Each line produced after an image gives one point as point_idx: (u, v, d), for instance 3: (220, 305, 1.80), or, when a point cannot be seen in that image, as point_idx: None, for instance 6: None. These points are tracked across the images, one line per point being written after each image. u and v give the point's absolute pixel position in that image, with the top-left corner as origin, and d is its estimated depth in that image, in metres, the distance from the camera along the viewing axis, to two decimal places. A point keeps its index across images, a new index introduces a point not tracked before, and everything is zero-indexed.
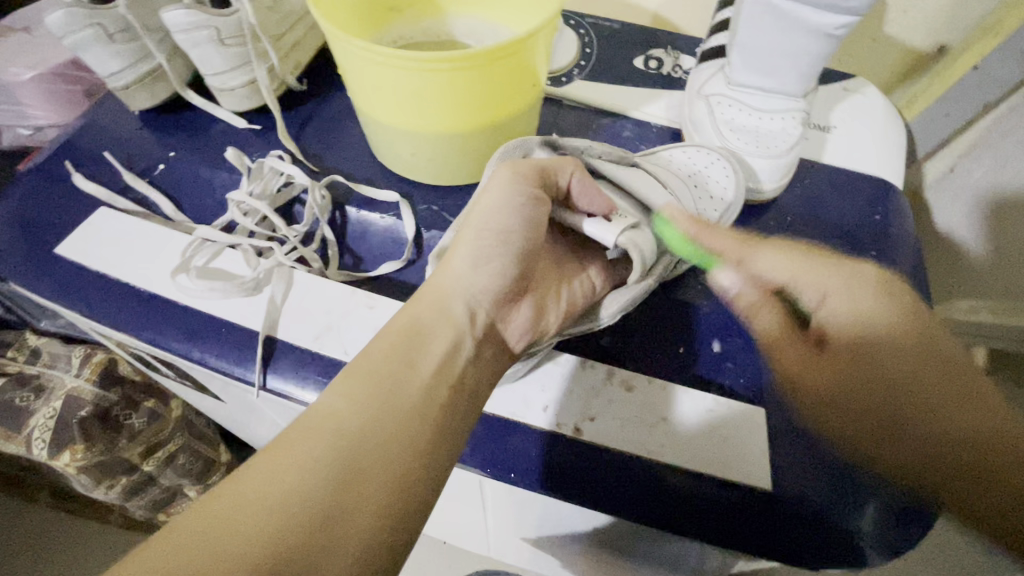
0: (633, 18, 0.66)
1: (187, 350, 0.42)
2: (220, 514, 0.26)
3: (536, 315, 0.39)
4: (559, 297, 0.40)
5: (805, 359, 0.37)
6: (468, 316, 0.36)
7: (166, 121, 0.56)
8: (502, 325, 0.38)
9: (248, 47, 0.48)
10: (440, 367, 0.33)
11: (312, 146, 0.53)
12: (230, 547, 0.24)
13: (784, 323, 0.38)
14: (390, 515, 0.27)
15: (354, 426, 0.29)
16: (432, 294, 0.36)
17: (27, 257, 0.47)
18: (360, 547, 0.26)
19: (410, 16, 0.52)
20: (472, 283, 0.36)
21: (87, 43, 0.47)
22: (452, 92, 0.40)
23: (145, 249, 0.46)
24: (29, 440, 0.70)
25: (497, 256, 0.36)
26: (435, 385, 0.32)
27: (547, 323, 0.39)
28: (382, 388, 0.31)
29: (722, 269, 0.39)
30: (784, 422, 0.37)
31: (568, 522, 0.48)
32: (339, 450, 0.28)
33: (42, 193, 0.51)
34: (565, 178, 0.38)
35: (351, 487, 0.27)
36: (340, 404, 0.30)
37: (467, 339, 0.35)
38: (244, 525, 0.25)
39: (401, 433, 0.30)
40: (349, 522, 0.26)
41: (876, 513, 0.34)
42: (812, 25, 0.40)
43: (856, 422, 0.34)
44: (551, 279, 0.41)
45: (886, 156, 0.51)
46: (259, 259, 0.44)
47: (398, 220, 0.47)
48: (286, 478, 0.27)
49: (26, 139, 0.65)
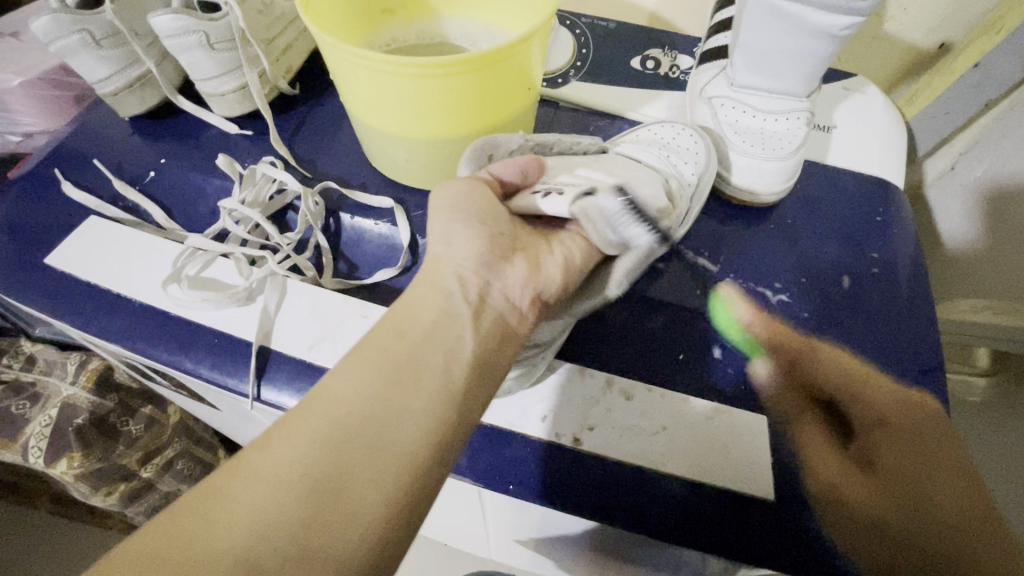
0: (629, 17, 0.65)
1: (179, 362, 0.41)
2: (231, 493, 0.26)
3: (532, 271, 0.36)
4: (552, 252, 0.37)
5: (829, 449, 0.36)
6: (458, 285, 0.34)
7: (157, 126, 0.55)
8: (498, 288, 0.35)
9: (238, 52, 0.47)
10: (432, 332, 0.32)
11: (305, 152, 0.52)
12: (242, 523, 0.25)
13: (819, 430, 0.37)
14: (392, 497, 0.26)
15: (355, 403, 0.28)
16: (424, 272, 0.35)
17: (15, 268, 0.47)
18: (358, 530, 0.25)
19: (403, 18, 0.51)
20: (456, 255, 0.35)
21: (74, 50, 0.46)
22: (445, 97, 0.39)
23: (136, 259, 0.45)
24: (24, 448, 0.69)
25: (463, 224, 0.35)
26: (436, 353, 0.31)
27: (545, 277, 0.36)
28: (384, 364, 0.30)
29: (763, 359, 0.40)
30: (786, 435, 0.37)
31: (570, 528, 0.47)
32: (340, 428, 0.27)
33: (31, 201, 0.51)
34: (486, 172, 0.38)
35: (349, 468, 0.27)
36: (341, 380, 0.29)
37: (458, 306, 0.33)
38: (254, 502, 0.25)
39: (402, 411, 0.28)
40: (349, 502, 0.26)
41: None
42: (815, 25, 0.39)
43: (879, 493, 0.34)
44: (540, 241, 0.38)
45: (887, 156, 0.51)
46: (251, 268, 0.44)
47: (392, 227, 0.47)
48: (284, 458, 0.26)
49: (15, 146, 0.65)
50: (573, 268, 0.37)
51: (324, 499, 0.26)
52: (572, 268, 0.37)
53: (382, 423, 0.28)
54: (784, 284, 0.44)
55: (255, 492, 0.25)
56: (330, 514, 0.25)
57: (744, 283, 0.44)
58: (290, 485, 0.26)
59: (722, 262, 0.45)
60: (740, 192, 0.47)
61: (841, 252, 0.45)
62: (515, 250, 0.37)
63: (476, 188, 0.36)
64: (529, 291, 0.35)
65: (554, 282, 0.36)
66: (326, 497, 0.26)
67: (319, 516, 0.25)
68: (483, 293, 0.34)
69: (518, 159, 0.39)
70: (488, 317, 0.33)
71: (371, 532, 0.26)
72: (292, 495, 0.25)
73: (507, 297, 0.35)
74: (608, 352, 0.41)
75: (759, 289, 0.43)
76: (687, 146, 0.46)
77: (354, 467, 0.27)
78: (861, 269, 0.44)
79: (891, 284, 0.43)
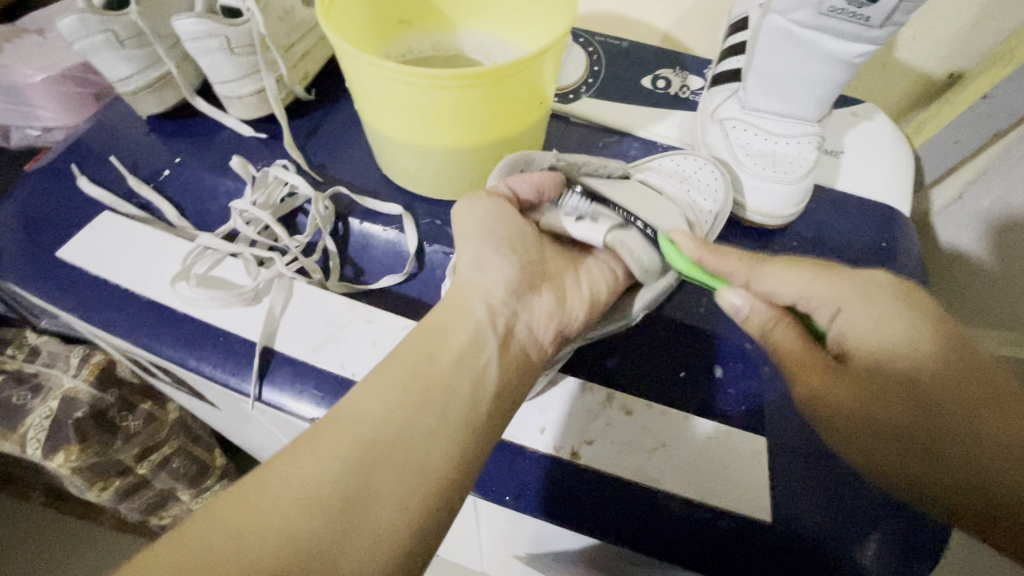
0: (642, 37, 0.66)
1: (183, 359, 0.41)
2: (246, 507, 0.25)
3: (559, 305, 0.38)
4: (578, 287, 0.39)
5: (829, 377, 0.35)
6: (488, 313, 0.35)
7: (174, 126, 0.56)
8: (524, 316, 0.36)
9: (257, 56, 0.48)
10: (460, 358, 0.32)
11: (318, 156, 0.52)
12: (252, 543, 0.24)
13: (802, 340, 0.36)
14: (419, 516, 0.27)
15: (388, 420, 0.29)
16: (455, 294, 0.35)
17: (27, 259, 0.47)
18: (374, 556, 0.25)
19: (420, 31, 0.52)
20: (486, 282, 0.36)
21: (98, 48, 0.47)
22: (457, 109, 0.40)
23: (146, 255, 0.46)
24: (23, 439, 0.69)
25: (497, 253, 0.36)
26: (463, 384, 0.31)
27: (571, 314, 0.37)
28: (417, 384, 0.30)
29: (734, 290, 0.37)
30: (793, 452, 0.37)
31: (564, 542, 0.47)
32: (358, 449, 0.27)
33: (46, 195, 0.51)
34: (504, 185, 0.38)
35: (381, 483, 0.27)
36: (368, 399, 0.29)
37: (488, 336, 0.34)
38: (269, 519, 0.25)
39: (423, 438, 0.29)
40: (379, 516, 0.26)
41: (880, 549, 0.33)
42: (830, 51, 0.40)
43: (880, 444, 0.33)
44: (567, 271, 0.40)
45: (895, 183, 0.51)
46: (259, 268, 0.44)
47: (400, 233, 0.47)
48: (310, 477, 0.26)
49: (36, 139, 0.65)
50: (596, 304, 0.39)
51: (355, 513, 0.26)
52: (597, 304, 0.39)
53: (414, 442, 0.28)
54: None
55: (288, 499, 0.26)
56: (361, 525, 0.26)
57: None
58: (325, 496, 0.26)
59: None
60: (755, 216, 0.47)
61: None
62: (543, 281, 0.38)
63: (504, 208, 0.37)
64: (553, 326, 0.37)
65: (577, 319, 0.38)
66: (358, 511, 0.26)
67: (335, 540, 0.25)
68: (511, 324, 0.35)
69: (537, 174, 0.39)
70: (515, 349, 0.35)
71: (396, 548, 0.26)
72: (325, 504, 0.26)
73: (532, 329, 0.36)
74: (611, 367, 0.41)
75: None
76: (706, 178, 0.46)
77: (386, 482, 0.27)
78: None
79: None
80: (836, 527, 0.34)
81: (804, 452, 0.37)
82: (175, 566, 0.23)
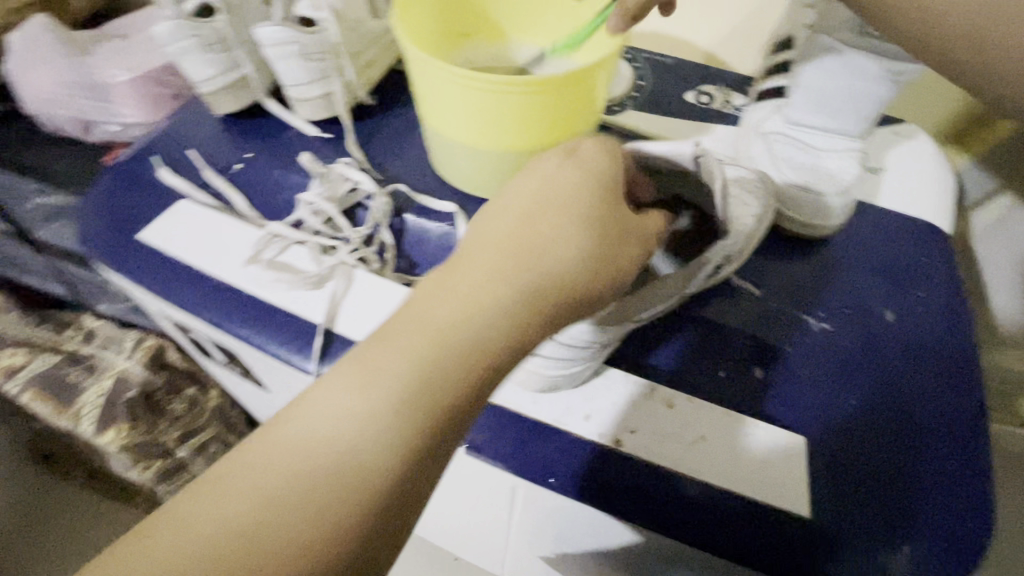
0: (685, 55, 0.69)
1: (251, 336, 0.45)
2: (243, 480, 0.27)
3: (595, 259, 0.33)
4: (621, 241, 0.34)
5: None
6: (520, 267, 0.31)
7: (245, 125, 0.61)
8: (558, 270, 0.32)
9: (329, 62, 0.52)
10: (476, 323, 0.30)
11: (377, 156, 0.56)
12: (248, 510, 0.26)
13: None
14: (407, 486, 0.28)
15: (359, 406, 0.28)
16: (484, 248, 0.32)
17: (112, 241, 0.51)
18: (357, 518, 0.27)
19: (477, 43, 0.56)
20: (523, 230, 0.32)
21: (188, 51, 0.52)
22: (516, 114, 0.43)
23: (220, 240, 0.49)
24: (77, 415, 0.73)
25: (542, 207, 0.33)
26: (469, 341, 0.29)
27: (606, 268, 0.33)
28: (414, 358, 0.29)
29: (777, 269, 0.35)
30: (832, 451, 0.38)
31: (594, 538, 0.48)
32: (353, 418, 0.28)
33: (129, 183, 0.56)
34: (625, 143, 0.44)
35: (363, 461, 0.27)
36: (377, 357, 0.29)
37: (508, 295, 0.30)
38: (265, 486, 0.27)
39: (420, 404, 0.28)
40: (361, 491, 0.27)
41: (914, 553, 0.34)
42: (874, 69, 0.42)
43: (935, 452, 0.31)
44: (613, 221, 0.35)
45: (936, 201, 0.52)
46: (323, 256, 0.47)
47: (453, 229, 0.50)
48: (309, 448, 0.27)
49: (113, 134, 0.71)
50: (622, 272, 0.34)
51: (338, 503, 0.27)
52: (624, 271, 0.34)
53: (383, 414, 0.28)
54: (825, 311, 0.45)
55: (276, 493, 0.26)
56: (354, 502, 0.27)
57: (785, 307, 0.45)
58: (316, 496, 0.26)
59: (766, 286, 0.46)
60: (795, 227, 0.48)
61: (886, 290, 0.46)
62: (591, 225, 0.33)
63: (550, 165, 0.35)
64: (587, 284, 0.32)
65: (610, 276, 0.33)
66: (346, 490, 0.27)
67: (324, 512, 0.26)
68: (535, 273, 0.31)
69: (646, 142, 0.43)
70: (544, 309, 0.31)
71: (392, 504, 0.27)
72: (320, 496, 0.26)
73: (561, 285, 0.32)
74: (653, 362, 0.42)
75: (801, 316, 0.44)
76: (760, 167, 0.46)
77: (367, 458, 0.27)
78: (903, 305, 0.45)
79: (934, 323, 0.44)
80: (869, 529, 0.35)
81: (841, 455, 0.38)
82: (192, 523, 0.26)
